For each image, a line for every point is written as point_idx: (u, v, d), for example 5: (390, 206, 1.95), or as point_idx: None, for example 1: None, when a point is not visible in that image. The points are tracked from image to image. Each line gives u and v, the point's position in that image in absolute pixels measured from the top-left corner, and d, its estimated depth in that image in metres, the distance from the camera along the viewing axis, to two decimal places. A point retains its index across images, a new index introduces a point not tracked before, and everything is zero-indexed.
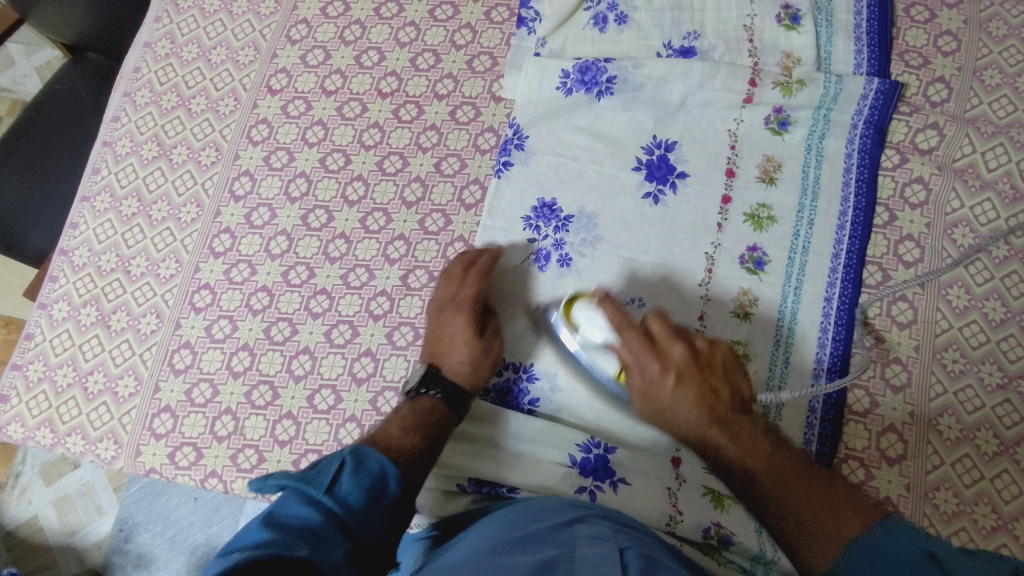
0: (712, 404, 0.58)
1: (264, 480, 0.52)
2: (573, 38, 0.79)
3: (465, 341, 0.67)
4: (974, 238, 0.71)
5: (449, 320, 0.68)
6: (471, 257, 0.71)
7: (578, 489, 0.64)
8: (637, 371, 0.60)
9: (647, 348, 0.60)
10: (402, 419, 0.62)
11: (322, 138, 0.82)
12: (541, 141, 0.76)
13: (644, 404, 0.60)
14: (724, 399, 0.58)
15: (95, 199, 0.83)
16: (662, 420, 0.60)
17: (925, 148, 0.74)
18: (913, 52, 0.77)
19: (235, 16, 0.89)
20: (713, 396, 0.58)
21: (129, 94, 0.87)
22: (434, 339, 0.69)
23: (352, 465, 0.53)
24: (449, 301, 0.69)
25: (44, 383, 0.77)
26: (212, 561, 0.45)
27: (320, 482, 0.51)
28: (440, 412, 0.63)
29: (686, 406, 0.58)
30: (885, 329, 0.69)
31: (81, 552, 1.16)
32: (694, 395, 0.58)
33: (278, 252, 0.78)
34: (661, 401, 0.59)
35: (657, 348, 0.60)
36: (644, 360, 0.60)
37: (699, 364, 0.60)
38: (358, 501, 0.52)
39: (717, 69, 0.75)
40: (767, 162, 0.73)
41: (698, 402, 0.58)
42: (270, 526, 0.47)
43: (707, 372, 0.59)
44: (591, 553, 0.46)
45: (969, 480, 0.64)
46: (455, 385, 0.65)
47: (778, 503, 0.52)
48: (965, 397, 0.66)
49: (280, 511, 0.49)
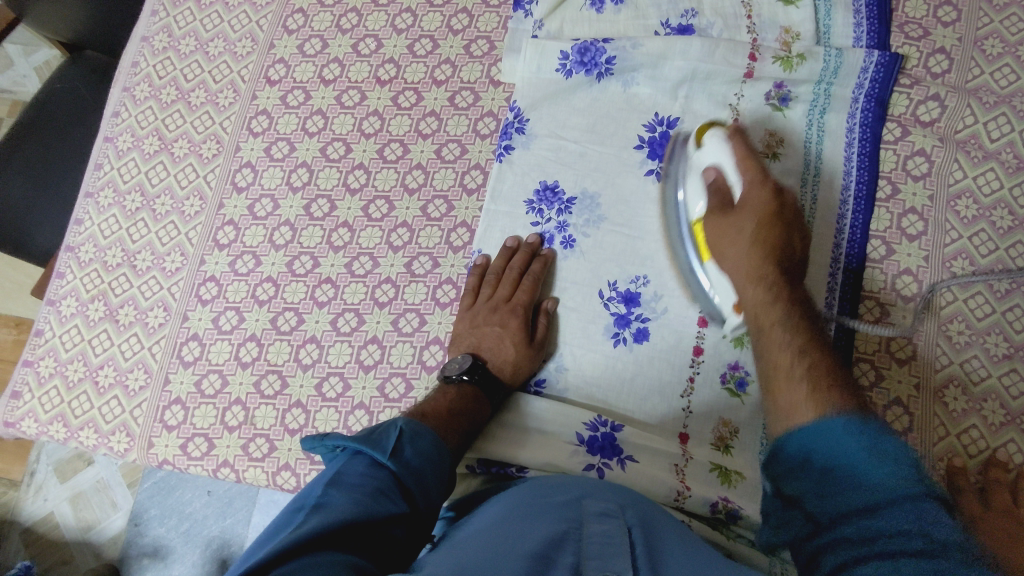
0: (773, 255, 0.60)
1: (320, 439, 0.54)
2: (570, 20, 0.79)
3: (514, 345, 0.68)
4: (977, 208, 0.71)
5: (502, 321, 0.69)
6: (523, 260, 0.71)
7: (587, 466, 0.65)
8: (744, 194, 0.63)
9: (766, 180, 0.63)
10: (448, 403, 0.63)
11: (322, 127, 0.82)
12: (542, 124, 0.77)
13: (724, 218, 0.63)
14: (794, 264, 0.61)
15: (98, 195, 0.84)
16: (723, 240, 0.63)
17: (927, 120, 0.74)
18: (912, 24, 0.77)
19: (231, 8, 0.89)
20: (787, 250, 0.61)
21: (129, 89, 0.88)
22: (477, 329, 0.70)
23: (410, 435, 0.56)
24: (503, 303, 0.70)
25: (56, 378, 0.77)
26: (282, 517, 0.48)
27: (384, 448, 0.54)
28: (480, 404, 0.65)
29: (761, 236, 0.61)
30: (889, 302, 0.69)
31: (98, 546, 1.17)
32: (773, 238, 0.61)
33: (283, 243, 0.78)
34: (744, 221, 0.62)
35: (774, 183, 0.63)
36: (759, 179, 0.63)
37: (794, 220, 0.63)
38: (416, 466, 0.55)
39: (716, 45, 0.74)
40: (770, 138, 0.73)
41: (772, 247, 0.61)
42: (336, 486, 0.49)
43: (791, 231, 0.62)
44: (600, 531, 0.48)
45: (975, 450, 0.64)
46: (491, 379, 0.67)
47: (796, 348, 0.53)
48: (971, 367, 0.66)
49: (345, 472, 0.51)
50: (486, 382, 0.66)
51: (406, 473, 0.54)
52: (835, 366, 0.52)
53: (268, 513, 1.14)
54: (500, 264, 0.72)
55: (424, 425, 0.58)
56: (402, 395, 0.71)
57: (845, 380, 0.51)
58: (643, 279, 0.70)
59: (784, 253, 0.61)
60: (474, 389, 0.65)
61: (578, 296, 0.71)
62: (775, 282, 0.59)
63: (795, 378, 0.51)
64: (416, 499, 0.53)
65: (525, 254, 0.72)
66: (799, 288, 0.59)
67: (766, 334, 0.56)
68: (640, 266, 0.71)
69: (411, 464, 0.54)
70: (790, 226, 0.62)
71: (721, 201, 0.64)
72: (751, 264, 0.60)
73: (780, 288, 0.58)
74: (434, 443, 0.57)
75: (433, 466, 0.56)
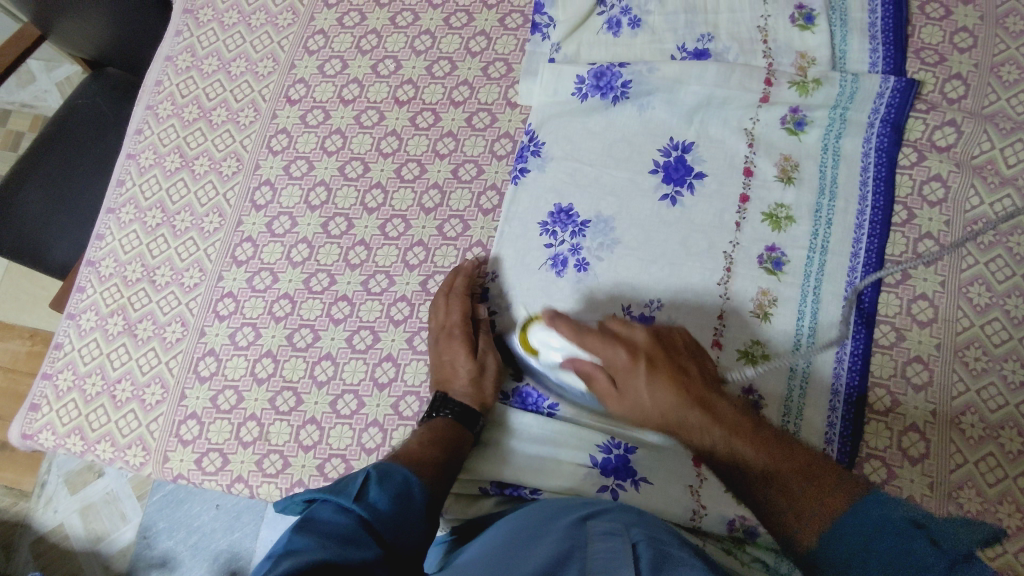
0: (688, 395, 0.57)
1: (291, 497, 0.54)
2: (587, 43, 0.80)
3: (467, 357, 0.68)
4: (994, 235, 0.70)
5: (446, 348, 0.69)
6: (448, 285, 0.73)
7: (601, 489, 0.65)
8: (615, 369, 0.58)
9: (618, 345, 0.58)
10: (420, 436, 0.64)
11: (341, 146, 0.83)
12: (558, 146, 0.77)
13: (621, 398, 0.58)
14: (698, 379, 0.58)
15: (120, 211, 0.85)
16: (635, 412, 0.58)
17: (943, 146, 0.74)
18: (929, 49, 0.77)
19: (254, 28, 0.91)
20: (686, 377, 0.58)
21: (151, 107, 0.89)
22: (432, 364, 0.70)
23: (377, 478, 0.55)
24: (440, 331, 0.71)
25: (74, 392, 0.78)
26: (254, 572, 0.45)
27: (350, 493, 0.53)
28: (452, 431, 0.65)
29: (664, 394, 0.56)
30: (905, 328, 0.69)
31: (107, 559, 1.18)
32: (670, 385, 0.57)
33: (300, 260, 0.79)
34: (635, 390, 0.57)
35: (623, 339, 0.59)
36: (612, 350, 0.58)
37: (662, 348, 0.59)
38: (386, 507, 0.54)
39: (732, 70, 0.75)
40: (785, 162, 0.74)
41: (671, 388, 0.57)
42: (306, 532, 0.48)
43: (672, 354, 0.59)
44: (604, 548, 0.47)
45: (993, 478, 0.63)
46: (465, 405, 0.66)
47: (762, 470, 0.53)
48: (988, 395, 0.66)
49: (312, 519, 0.50)
50: (457, 410, 0.66)
51: (376, 514, 0.52)
52: (804, 463, 0.53)
53: (276, 528, 1.14)
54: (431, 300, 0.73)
55: (391, 465, 0.58)
56: (415, 413, 0.72)
57: (815, 472, 0.52)
58: (657, 302, 0.70)
59: (687, 378, 0.58)
60: (450, 420, 0.65)
61: (590, 315, 0.71)
62: (707, 415, 0.56)
63: (780, 507, 0.51)
64: (390, 541, 0.52)
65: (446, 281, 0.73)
66: (721, 404, 0.57)
67: (735, 475, 0.55)
68: (654, 290, 0.71)
69: (381, 506, 0.53)
70: (671, 353, 0.59)
71: (604, 385, 0.59)
72: (667, 412, 0.57)
73: (708, 425, 0.55)
74: (404, 481, 0.57)
75: (405, 505, 0.55)
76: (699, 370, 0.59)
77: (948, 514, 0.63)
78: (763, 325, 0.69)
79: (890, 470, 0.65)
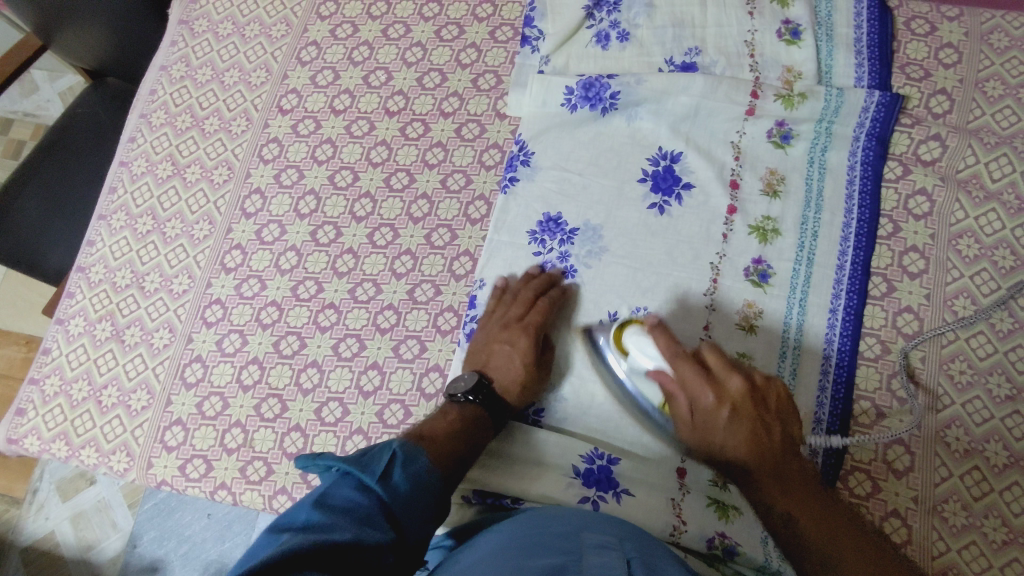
0: (758, 454, 0.56)
1: (314, 459, 0.53)
2: (575, 56, 0.81)
3: (524, 364, 0.66)
4: (979, 248, 0.71)
5: (512, 340, 0.67)
6: (544, 284, 0.71)
7: (582, 499, 0.64)
8: (694, 403, 0.59)
9: (706, 386, 0.58)
10: (446, 421, 0.63)
11: (331, 155, 0.84)
12: (546, 156, 0.78)
13: (695, 431, 0.59)
14: (778, 441, 0.57)
15: (111, 217, 0.86)
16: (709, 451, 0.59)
17: (928, 160, 0.74)
18: (914, 65, 0.78)
19: (248, 39, 0.92)
20: (765, 437, 0.57)
21: (145, 115, 0.90)
22: (490, 346, 0.69)
23: (402, 458, 0.55)
24: (516, 321, 0.69)
25: (60, 396, 0.78)
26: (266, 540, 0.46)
27: (373, 471, 0.52)
28: (479, 428, 0.64)
29: (735, 441, 0.57)
30: (891, 340, 0.69)
31: (96, 568, 1.17)
32: (744, 435, 0.57)
33: (288, 268, 0.80)
34: (712, 430, 0.58)
35: (714, 381, 0.58)
36: (701, 387, 0.58)
37: (753, 403, 0.58)
38: (405, 491, 0.53)
39: (718, 83, 0.76)
40: (770, 175, 0.74)
41: (746, 441, 0.57)
42: (323, 509, 0.48)
43: (760, 414, 0.57)
44: (599, 564, 0.46)
45: (978, 493, 0.63)
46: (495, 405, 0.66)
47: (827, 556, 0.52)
48: (974, 408, 0.66)
49: (332, 494, 0.50)
50: (489, 404, 0.66)
51: (395, 497, 0.52)
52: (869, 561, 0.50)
53: None
54: (518, 283, 0.72)
55: (419, 449, 0.57)
56: (400, 421, 0.71)
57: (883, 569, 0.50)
58: (643, 310, 0.70)
59: (765, 443, 0.57)
60: (475, 411, 0.65)
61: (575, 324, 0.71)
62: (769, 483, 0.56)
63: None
64: (404, 526, 0.52)
65: (544, 280, 0.71)
66: (793, 467, 0.56)
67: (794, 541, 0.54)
68: (641, 297, 0.71)
69: (401, 489, 0.53)
70: (757, 412, 0.57)
71: (682, 412, 0.60)
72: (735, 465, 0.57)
73: (776, 490, 0.55)
74: (428, 467, 0.56)
75: (425, 489, 0.55)
76: (786, 433, 0.57)
77: (933, 529, 0.62)
78: (748, 337, 0.69)
79: (875, 483, 0.64)
